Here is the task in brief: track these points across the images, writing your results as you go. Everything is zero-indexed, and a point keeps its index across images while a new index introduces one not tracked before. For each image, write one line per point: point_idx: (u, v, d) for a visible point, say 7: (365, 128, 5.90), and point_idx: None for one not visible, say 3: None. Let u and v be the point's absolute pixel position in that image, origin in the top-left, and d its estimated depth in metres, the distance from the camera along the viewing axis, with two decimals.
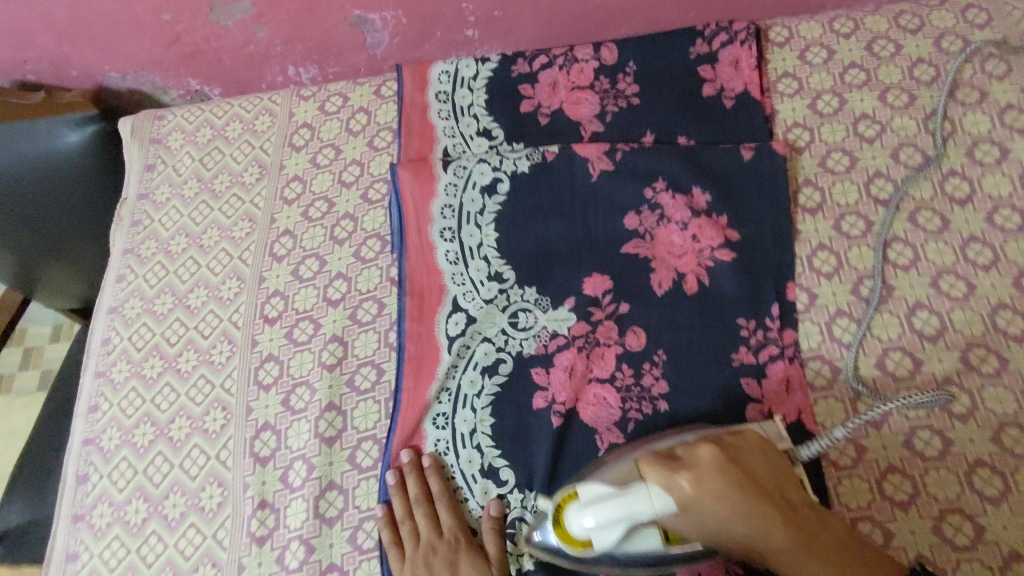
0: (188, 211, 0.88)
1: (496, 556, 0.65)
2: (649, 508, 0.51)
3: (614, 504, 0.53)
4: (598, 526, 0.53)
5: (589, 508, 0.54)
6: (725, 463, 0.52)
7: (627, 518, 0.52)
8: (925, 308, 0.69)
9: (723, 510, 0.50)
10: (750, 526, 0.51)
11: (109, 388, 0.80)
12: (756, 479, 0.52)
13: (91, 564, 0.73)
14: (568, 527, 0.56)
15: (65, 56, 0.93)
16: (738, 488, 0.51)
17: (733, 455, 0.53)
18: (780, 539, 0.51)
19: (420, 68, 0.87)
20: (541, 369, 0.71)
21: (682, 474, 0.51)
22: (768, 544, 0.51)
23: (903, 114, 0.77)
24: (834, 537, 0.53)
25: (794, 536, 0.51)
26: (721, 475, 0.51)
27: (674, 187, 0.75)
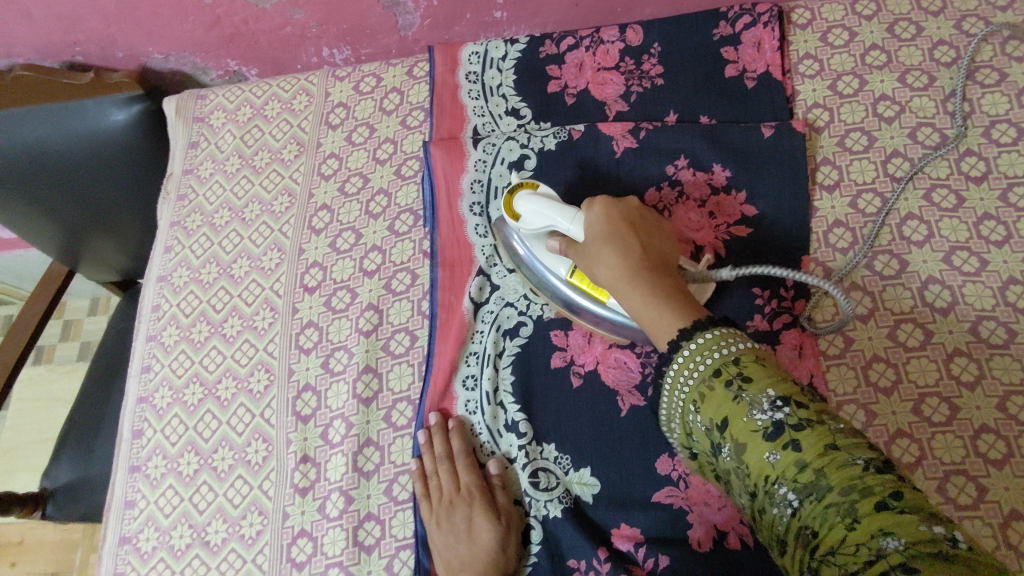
0: (231, 186, 0.93)
1: (505, 505, 0.70)
2: (566, 219, 0.66)
3: (550, 204, 0.67)
4: (529, 211, 0.69)
5: (537, 198, 0.69)
6: (634, 217, 0.63)
7: (550, 221, 0.67)
8: (937, 282, 0.72)
9: (604, 237, 0.61)
10: (613, 251, 0.59)
11: (160, 351, 0.86)
12: (644, 238, 0.61)
13: (147, 510, 0.79)
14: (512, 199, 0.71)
15: (112, 38, 0.97)
16: (630, 235, 0.61)
17: (648, 225, 0.63)
18: (630, 260, 0.58)
19: (451, 49, 0.90)
20: (561, 333, 0.75)
21: (598, 202, 0.64)
22: (619, 267, 0.58)
23: (922, 95, 0.79)
24: (674, 292, 0.56)
25: (641, 270, 0.57)
26: (623, 220, 0.62)
27: (695, 165, 0.79)
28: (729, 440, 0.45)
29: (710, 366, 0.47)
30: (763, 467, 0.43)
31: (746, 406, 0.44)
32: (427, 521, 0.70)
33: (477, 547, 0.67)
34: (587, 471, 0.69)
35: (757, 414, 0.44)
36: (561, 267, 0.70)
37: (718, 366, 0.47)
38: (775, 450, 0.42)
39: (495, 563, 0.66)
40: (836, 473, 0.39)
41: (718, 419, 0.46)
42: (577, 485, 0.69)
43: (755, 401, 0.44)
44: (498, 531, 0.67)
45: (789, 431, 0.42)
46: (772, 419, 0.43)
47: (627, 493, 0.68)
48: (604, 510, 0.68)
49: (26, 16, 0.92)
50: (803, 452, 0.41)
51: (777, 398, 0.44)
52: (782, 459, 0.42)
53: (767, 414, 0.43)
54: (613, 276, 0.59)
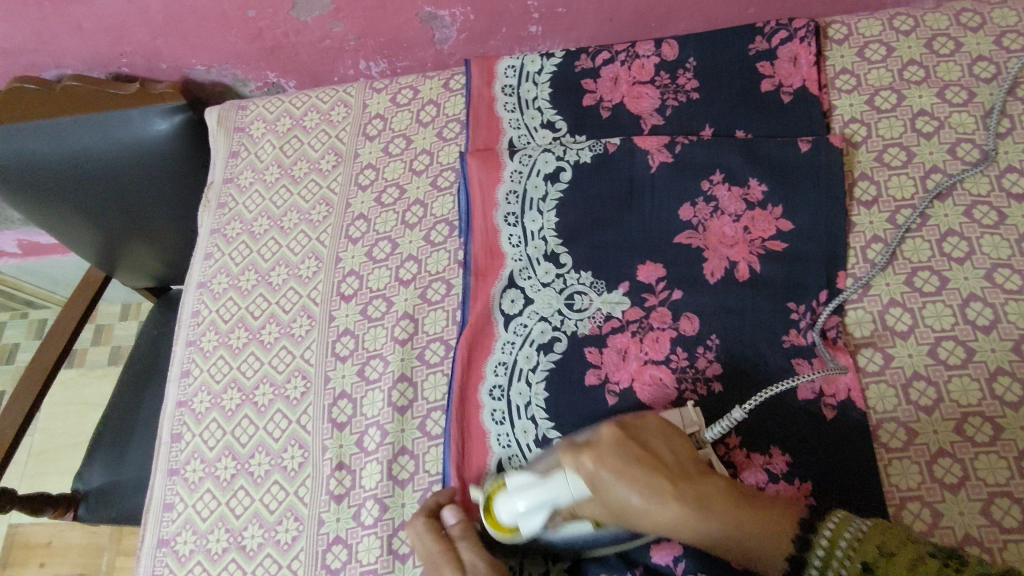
0: (270, 195, 0.95)
1: (473, 555, 0.65)
2: (567, 491, 0.59)
3: (538, 491, 0.60)
4: (523, 515, 0.61)
5: (516, 495, 0.61)
6: (627, 447, 0.60)
7: (547, 502, 0.60)
8: (978, 300, 0.71)
9: (621, 481, 0.58)
10: (651, 504, 0.58)
11: (199, 355, 0.88)
12: (657, 460, 0.60)
13: (186, 513, 0.80)
14: (494, 512, 0.64)
15: (157, 50, 1.00)
16: (637, 466, 0.58)
17: (639, 436, 0.61)
18: (676, 504, 0.57)
19: (487, 63, 0.92)
20: (595, 349, 0.75)
21: (577, 449, 0.61)
22: (668, 512, 0.57)
23: (961, 111, 0.79)
24: (740, 506, 0.57)
25: (688, 496, 0.57)
26: (625, 456, 0.59)
27: (730, 180, 0.79)
28: None
29: (847, 575, 0.51)
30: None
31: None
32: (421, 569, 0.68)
33: None
34: None
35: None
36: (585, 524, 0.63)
37: (854, 573, 0.51)
38: None
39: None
40: None
41: None
42: None
43: None
44: None
45: None
46: None
47: None
48: None
49: (77, 28, 0.95)
50: None
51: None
52: None
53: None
54: (679, 525, 0.57)
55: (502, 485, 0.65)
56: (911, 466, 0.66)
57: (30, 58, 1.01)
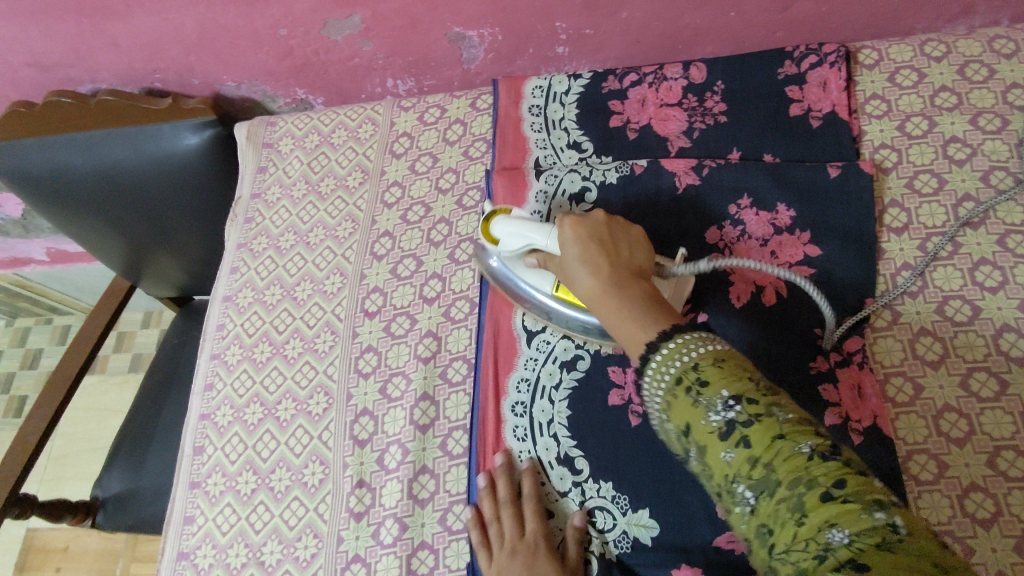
0: (296, 211, 0.96)
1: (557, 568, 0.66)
2: (542, 236, 0.68)
3: (526, 224, 0.70)
4: (508, 232, 0.72)
5: (512, 220, 0.72)
6: (603, 231, 0.63)
7: (529, 240, 0.70)
8: (1011, 330, 0.69)
9: (578, 252, 0.62)
10: (587, 271, 0.60)
11: (223, 369, 0.88)
12: (614, 249, 0.61)
13: (206, 527, 0.80)
14: (490, 224, 0.74)
15: (190, 66, 1.01)
16: (598, 248, 0.61)
17: (616, 230, 0.64)
18: (602, 277, 0.59)
19: (515, 83, 0.92)
20: (618, 368, 0.75)
21: (568, 215, 0.65)
22: (593, 281, 0.59)
23: (994, 138, 0.77)
24: (643, 299, 0.56)
25: (612, 281, 0.58)
26: (594, 234, 0.62)
27: (758, 204, 0.78)
28: (693, 444, 0.48)
29: (671, 376, 0.49)
30: (722, 467, 0.46)
31: (703, 411, 0.47)
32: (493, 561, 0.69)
33: None
34: (646, 513, 0.68)
35: (713, 416, 0.46)
36: (547, 283, 0.74)
37: (679, 375, 0.49)
38: (730, 450, 0.45)
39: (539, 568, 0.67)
40: (787, 465, 0.42)
41: (682, 424, 0.49)
42: (635, 526, 0.68)
43: (710, 404, 0.46)
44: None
45: (740, 429, 0.45)
46: (725, 419, 0.46)
47: (687, 535, 0.67)
48: (663, 552, 0.67)
49: (113, 44, 0.98)
50: (754, 448, 0.44)
51: (730, 399, 0.46)
52: (738, 459, 0.45)
53: (720, 416, 0.46)
54: (593, 292, 0.59)
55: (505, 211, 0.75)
56: (942, 499, 0.65)
57: (67, 72, 1.03)
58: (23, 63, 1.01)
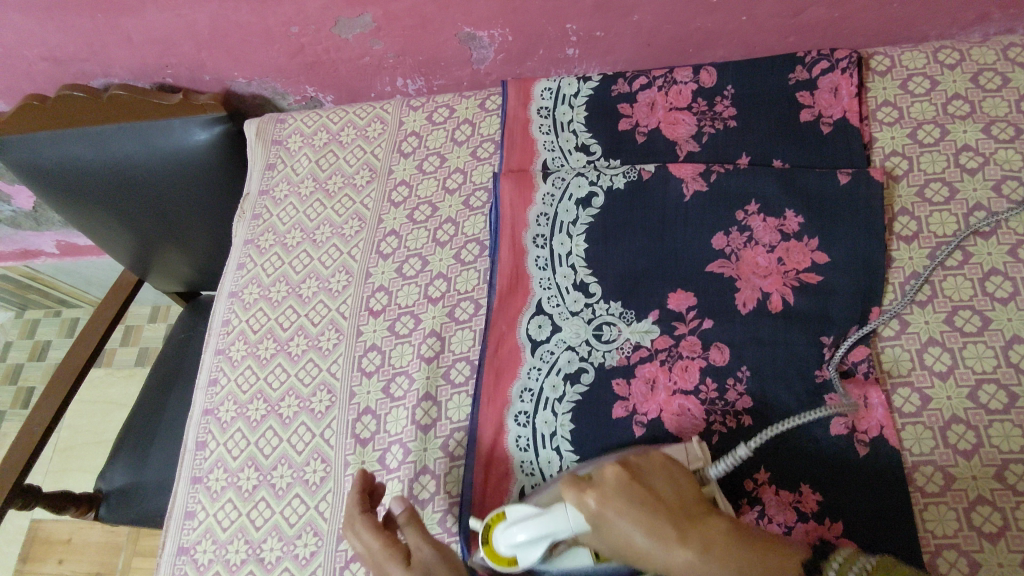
0: (304, 208, 0.96)
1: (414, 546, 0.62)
2: (566, 528, 0.59)
3: (538, 523, 0.60)
4: (520, 547, 0.61)
5: (513, 526, 0.62)
6: (629, 485, 0.56)
7: (548, 537, 0.60)
8: (1022, 342, 0.68)
9: (627, 522, 0.53)
10: (651, 540, 0.52)
11: (227, 364, 0.89)
12: (658, 501, 0.55)
13: (206, 522, 0.80)
14: (494, 543, 0.64)
15: (202, 62, 1.02)
16: (642, 506, 0.54)
17: (638, 474, 0.58)
18: (674, 546, 0.51)
19: (525, 84, 0.92)
20: (622, 381, 0.74)
21: (585, 486, 0.57)
22: (666, 557, 0.51)
23: (1008, 147, 0.76)
24: (738, 546, 0.51)
25: (686, 536, 0.52)
26: (627, 493, 0.55)
27: (766, 210, 0.77)
28: None
29: None
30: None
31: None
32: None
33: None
34: None
35: None
36: (585, 556, 0.63)
37: None
38: None
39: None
40: None
41: None
42: None
43: None
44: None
45: None
46: None
47: None
48: None
49: (126, 39, 0.98)
50: None
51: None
52: None
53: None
54: (673, 563, 0.51)
55: (500, 515, 0.65)
56: (949, 512, 0.64)
57: (81, 66, 1.04)
58: (37, 57, 1.02)
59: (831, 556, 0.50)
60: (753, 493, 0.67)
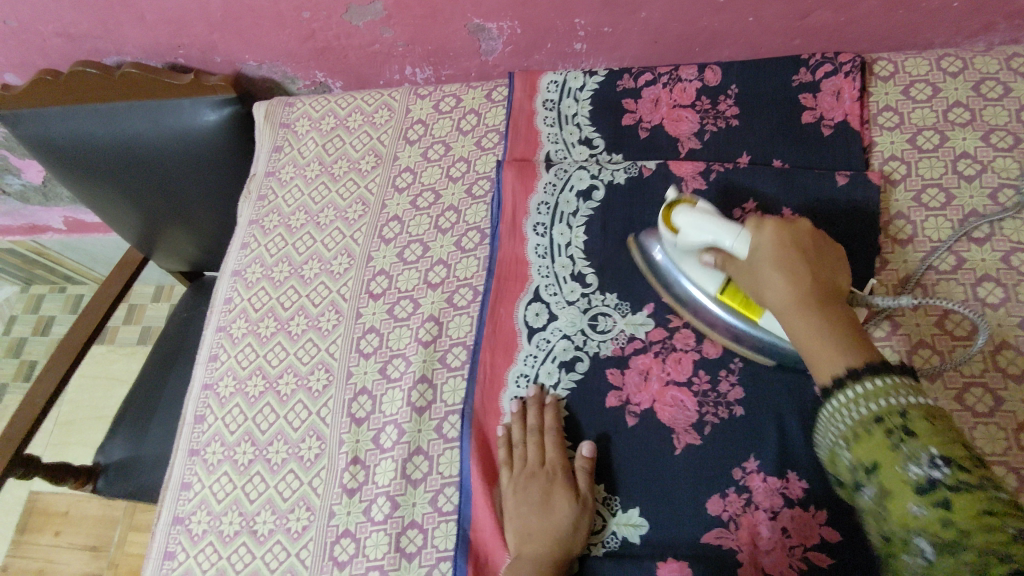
0: (309, 190, 0.98)
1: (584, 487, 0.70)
2: (731, 236, 0.66)
3: (716, 220, 0.68)
4: (693, 223, 0.69)
5: (696, 211, 0.69)
6: (805, 242, 0.62)
7: (713, 236, 0.67)
8: (1010, 347, 0.69)
9: (776, 264, 0.61)
10: (784, 278, 0.60)
11: (228, 341, 0.90)
12: (819, 269, 0.61)
13: (202, 494, 0.82)
14: (672, 214, 0.72)
15: (213, 43, 1.03)
16: (798, 261, 0.61)
17: (821, 247, 0.63)
18: (802, 291, 0.59)
19: (531, 76, 0.93)
20: (616, 371, 0.76)
21: (767, 222, 0.63)
22: (792, 292, 0.59)
23: (1005, 156, 0.77)
24: (847, 327, 0.57)
25: (812, 300, 0.59)
26: (795, 247, 0.62)
27: (763, 209, 0.78)
28: (874, 483, 0.49)
29: (869, 411, 0.50)
30: (905, 517, 0.46)
31: (905, 457, 0.47)
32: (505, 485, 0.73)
33: (549, 519, 0.69)
34: (637, 512, 0.70)
35: (912, 467, 0.46)
36: (712, 283, 0.72)
37: (877, 412, 0.50)
38: (922, 504, 0.45)
39: (554, 544, 0.67)
40: (982, 537, 0.42)
41: (868, 461, 0.50)
42: (624, 526, 0.70)
43: (914, 455, 0.46)
44: (573, 512, 0.69)
45: (942, 491, 0.45)
46: (927, 475, 0.46)
47: (675, 532, 0.68)
48: (649, 549, 0.68)
49: (139, 19, 1.00)
50: (953, 513, 0.44)
51: (939, 457, 0.46)
52: (928, 516, 0.45)
53: (924, 471, 0.46)
54: (784, 304, 0.60)
55: (686, 202, 0.72)
56: None
57: (94, 43, 1.05)
58: (52, 33, 1.03)
59: (889, 373, 0.51)
60: (741, 482, 0.68)
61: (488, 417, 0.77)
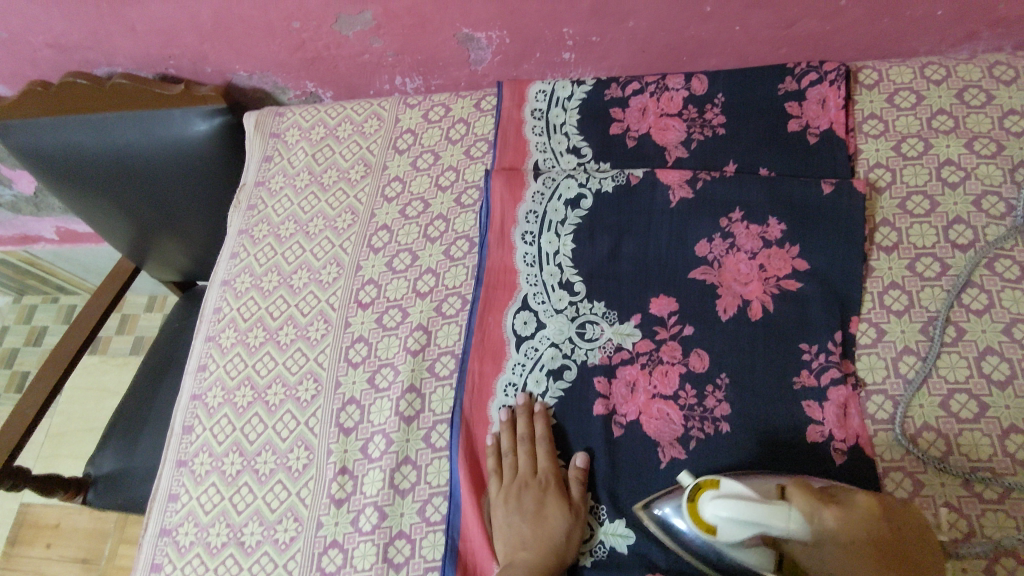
0: (298, 200, 0.98)
1: (577, 497, 0.71)
2: (781, 527, 0.54)
3: (755, 510, 0.55)
4: (725, 522, 0.56)
5: (730, 501, 0.56)
6: (877, 520, 0.54)
7: (758, 528, 0.55)
8: (995, 353, 0.70)
9: (853, 558, 0.53)
10: None
11: (217, 351, 0.90)
12: (903, 553, 0.54)
13: (189, 505, 0.81)
14: (698, 508, 0.59)
15: (204, 54, 1.03)
16: (877, 553, 0.53)
17: (892, 509, 0.55)
18: None
19: (520, 86, 0.94)
20: (604, 379, 0.76)
21: (826, 509, 0.54)
22: None
23: (989, 163, 0.78)
24: None
25: None
26: (870, 544, 0.53)
27: (749, 217, 0.79)
28: None
29: None
30: None
31: None
32: (495, 495, 0.73)
33: (542, 529, 0.68)
34: (623, 521, 0.70)
35: None
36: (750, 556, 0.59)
37: None
38: None
39: (547, 555, 0.67)
40: None
41: None
42: (611, 536, 0.70)
43: None
44: (566, 522, 0.69)
45: None
46: None
47: (663, 543, 0.68)
48: (636, 559, 0.68)
49: (130, 29, 1.00)
50: None
51: None
52: None
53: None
54: None
55: (711, 484, 0.59)
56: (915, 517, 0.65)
57: (85, 54, 1.06)
58: (43, 44, 1.04)
59: None
60: None
61: (476, 426, 0.77)
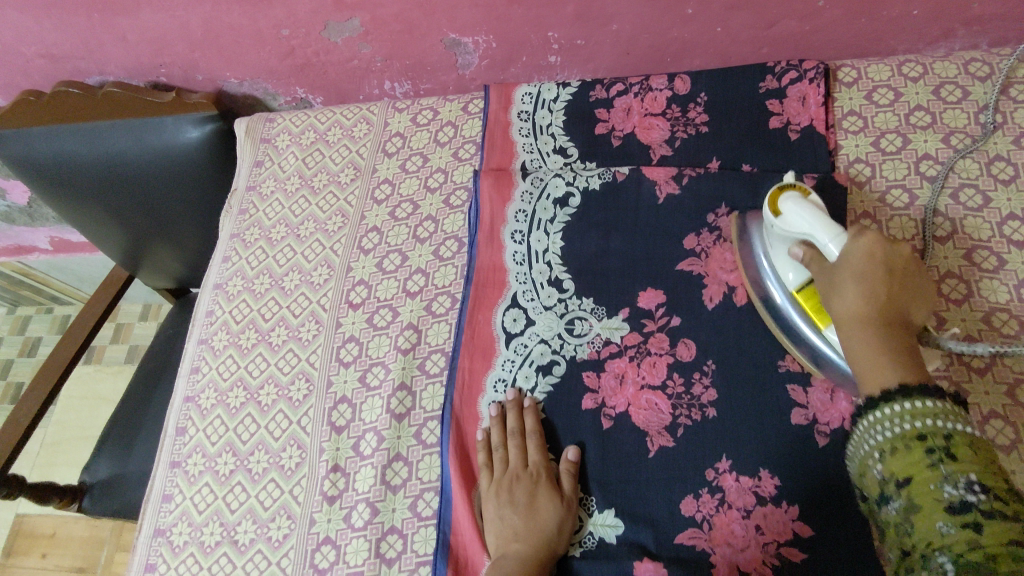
0: (290, 204, 0.99)
1: (567, 489, 0.71)
2: (827, 236, 0.62)
3: (814, 216, 0.64)
4: (793, 213, 0.65)
5: (803, 203, 0.66)
6: (897, 271, 0.59)
7: (811, 228, 0.64)
8: (973, 341, 0.71)
9: (858, 278, 0.58)
10: (862, 296, 0.58)
11: (209, 353, 0.91)
12: (897, 296, 0.58)
13: (183, 505, 0.82)
14: (780, 198, 0.68)
15: (195, 62, 1.05)
16: (880, 282, 0.58)
17: (911, 273, 0.60)
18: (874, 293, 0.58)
19: (506, 88, 0.95)
20: (593, 373, 0.77)
21: (866, 233, 0.60)
22: (858, 311, 0.58)
23: (965, 157, 0.79)
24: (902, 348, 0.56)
25: (879, 322, 0.57)
26: (884, 271, 0.58)
27: (733, 212, 0.80)
28: (903, 496, 0.49)
29: (898, 432, 0.51)
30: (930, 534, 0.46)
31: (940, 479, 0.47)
32: (487, 488, 0.73)
33: (533, 520, 0.69)
34: (612, 512, 0.71)
35: (947, 488, 0.47)
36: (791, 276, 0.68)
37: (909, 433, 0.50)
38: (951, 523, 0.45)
39: (539, 546, 0.68)
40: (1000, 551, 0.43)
41: (902, 474, 0.50)
42: (600, 527, 0.71)
43: (950, 477, 0.47)
44: (558, 513, 0.70)
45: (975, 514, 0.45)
46: (961, 497, 0.46)
47: (651, 532, 0.69)
48: (625, 549, 0.69)
49: (122, 39, 1.02)
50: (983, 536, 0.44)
51: (976, 483, 0.46)
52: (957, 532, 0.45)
53: (960, 492, 0.46)
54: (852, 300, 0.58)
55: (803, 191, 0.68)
56: None
57: (76, 64, 1.07)
58: (35, 55, 1.05)
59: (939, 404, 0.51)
60: (714, 483, 0.69)
61: (467, 422, 0.78)
